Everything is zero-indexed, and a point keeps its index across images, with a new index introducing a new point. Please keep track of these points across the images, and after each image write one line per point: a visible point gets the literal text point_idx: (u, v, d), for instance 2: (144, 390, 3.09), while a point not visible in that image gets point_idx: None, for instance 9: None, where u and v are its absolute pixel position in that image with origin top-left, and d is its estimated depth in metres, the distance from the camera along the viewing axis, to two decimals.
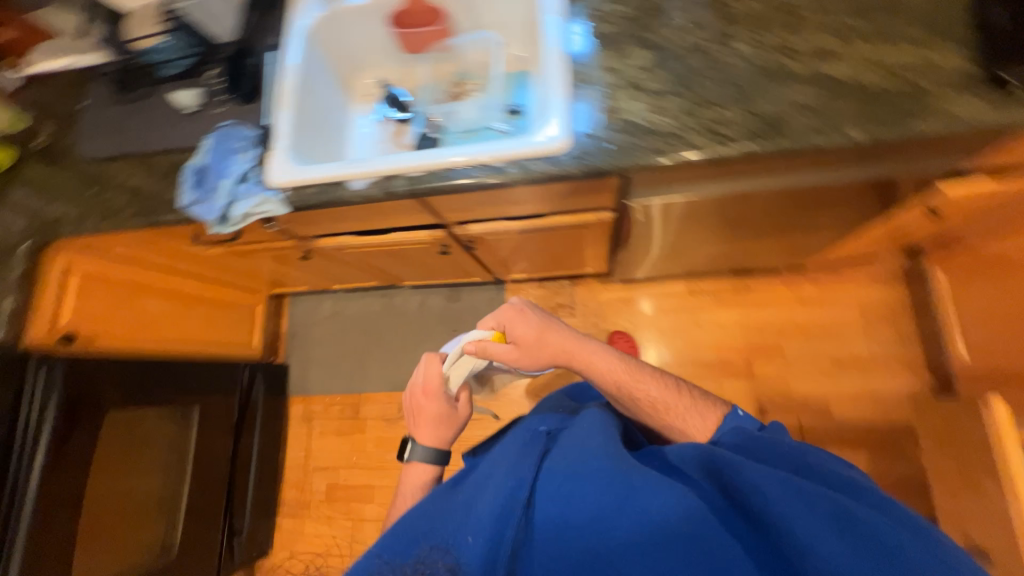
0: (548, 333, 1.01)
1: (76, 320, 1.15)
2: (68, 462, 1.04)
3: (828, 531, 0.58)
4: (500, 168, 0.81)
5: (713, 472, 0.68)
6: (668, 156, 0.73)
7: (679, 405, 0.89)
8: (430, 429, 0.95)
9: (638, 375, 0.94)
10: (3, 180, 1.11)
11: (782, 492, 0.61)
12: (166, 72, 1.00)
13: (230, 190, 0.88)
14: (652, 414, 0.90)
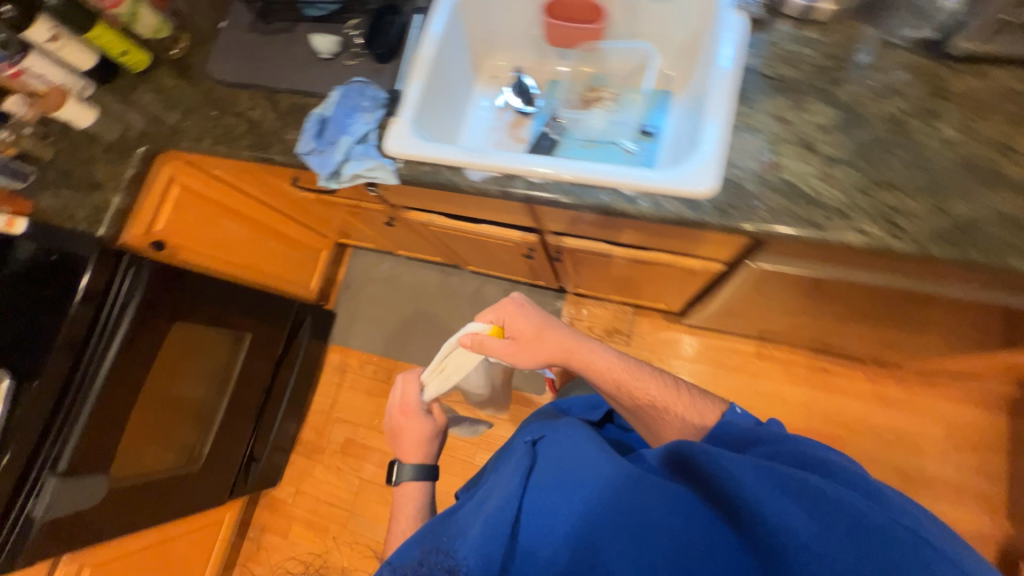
0: (547, 330, 0.92)
1: (168, 229, 1.19)
2: (134, 361, 1.09)
3: (804, 515, 0.52)
4: (629, 197, 0.74)
5: (682, 466, 0.63)
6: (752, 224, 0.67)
7: (678, 405, 0.82)
8: (415, 452, 0.96)
9: (637, 374, 0.87)
10: (137, 80, 1.14)
11: (754, 480, 0.56)
12: (309, 12, 0.99)
13: (348, 149, 0.86)
14: (653, 415, 0.83)
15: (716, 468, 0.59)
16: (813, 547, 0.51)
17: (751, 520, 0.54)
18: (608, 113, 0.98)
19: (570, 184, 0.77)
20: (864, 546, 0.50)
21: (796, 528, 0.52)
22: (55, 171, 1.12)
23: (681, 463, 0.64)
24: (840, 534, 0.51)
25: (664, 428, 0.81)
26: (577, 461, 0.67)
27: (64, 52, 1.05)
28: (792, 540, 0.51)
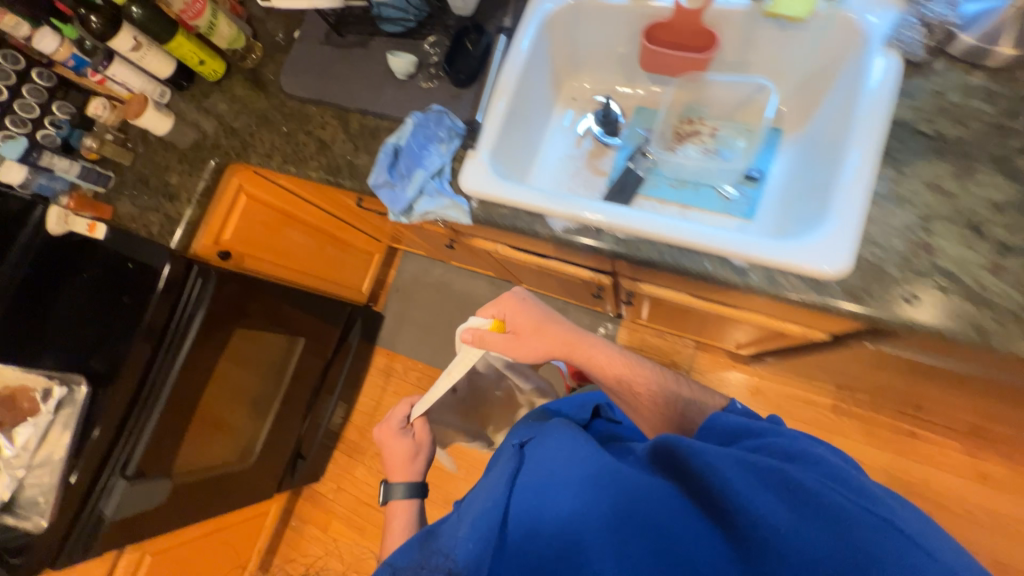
0: (550, 324, 0.87)
1: (234, 238, 1.20)
2: (196, 369, 1.11)
3: (782, 507, 0.50)
4: (737, 266, 0.65)
5: (668, 461, 0.58)
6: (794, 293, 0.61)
7: (682, 398, 0.82)
8: (399, 470, 0.94)
9: (639, 367, 0.84)
10: (212, 88, 1.14)
11: (738, 475, 0.53)
12: (386, 27, 0.94)
13: (422, 184, 0.81)
14: (656, 409, 0.81)
15: (700, 463, 0.54)
16: (794, 542, 0.48)
17: (737, 518, 0.50)
18: (704, 152, 0.87)
19: (663, 245, 0.69)
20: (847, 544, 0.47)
21: (776, 521, 0.49)
22: (133, 176, 1.15)
23: (665, 457, 0.59)
24: (819, 528, 0.48)
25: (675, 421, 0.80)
26: (565, 456, 0.62)
27: (148, 59, 1.06)
28: (772, 535, 0.48)
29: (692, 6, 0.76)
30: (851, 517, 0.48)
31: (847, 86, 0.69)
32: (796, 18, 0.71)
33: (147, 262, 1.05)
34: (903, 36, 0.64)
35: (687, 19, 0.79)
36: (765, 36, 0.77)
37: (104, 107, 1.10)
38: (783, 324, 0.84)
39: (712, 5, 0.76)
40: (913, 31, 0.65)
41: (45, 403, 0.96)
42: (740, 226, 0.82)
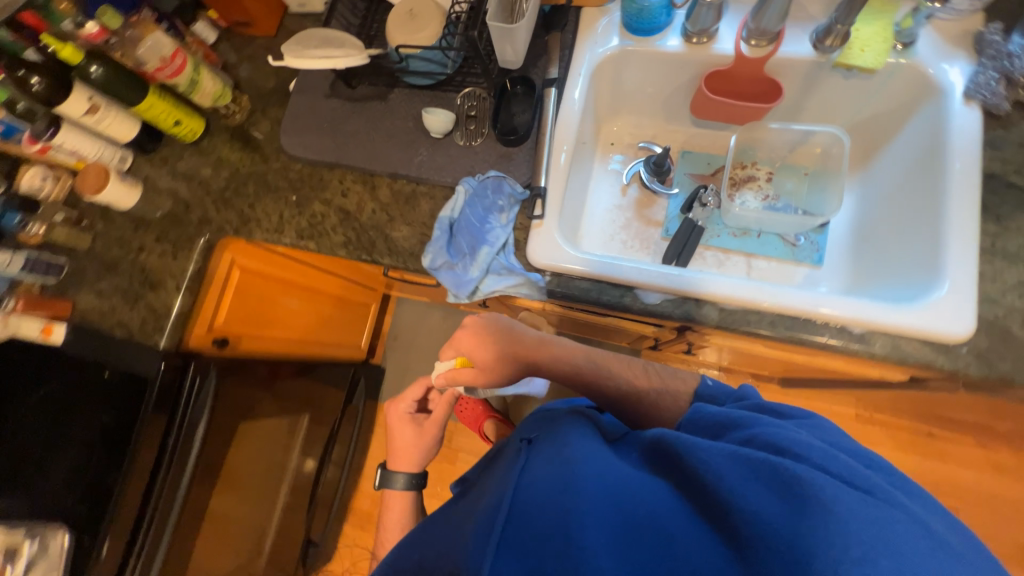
0: (516, 341, 0.76)
1: (228, 320, 1.02)
2: (201, 480, 0.95)
3: (784, 505, 0.42)
4: (856, 335, 0.62)
5: (662, 457, 0.50)
6: (840, 337, 0.62)
7: (655, 391, 0.71)
8: (400, 454, 0.96)
9: (613, 368, 0.75)
10: (186, 151, 0.96)
11: (734, 471, 0.44)
12: (413, 79, 0.83)
13: (490, 261, 0.71)
14: (625, 407, 0.72)
15: (693, 460, 0.46)
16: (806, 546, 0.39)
17: (735, 518, 0.42)
18: (763, 199, 0.85)
19: (769, 314, 0.65)
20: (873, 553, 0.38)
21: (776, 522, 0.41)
22: (96, 261, 0.94)
23: (657, 451, 0.50)
24: (836, 531, 0.39)
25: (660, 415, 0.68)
26: (556, 443, 0.52)
27: (107, 123, 0.88)
28: (768, 534, 0.40)
29: (755, 55, 0.73)
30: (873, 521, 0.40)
31: (924, 135, 0.68)
32: (868, 67, 0.69)
33: (133, 369, 0.86)
34: (983, 87, 0.63)
35: (748, 70, 0.76)
36: (827, 84, 0.75)
37: (42, 176, 0.88)
38: (862, 370, 0.83)
39: (776, 54, 0.73)
40: (996, 84, 0.63)
41: (11, 565, 0.73)
42: (809, 274, 0.81)
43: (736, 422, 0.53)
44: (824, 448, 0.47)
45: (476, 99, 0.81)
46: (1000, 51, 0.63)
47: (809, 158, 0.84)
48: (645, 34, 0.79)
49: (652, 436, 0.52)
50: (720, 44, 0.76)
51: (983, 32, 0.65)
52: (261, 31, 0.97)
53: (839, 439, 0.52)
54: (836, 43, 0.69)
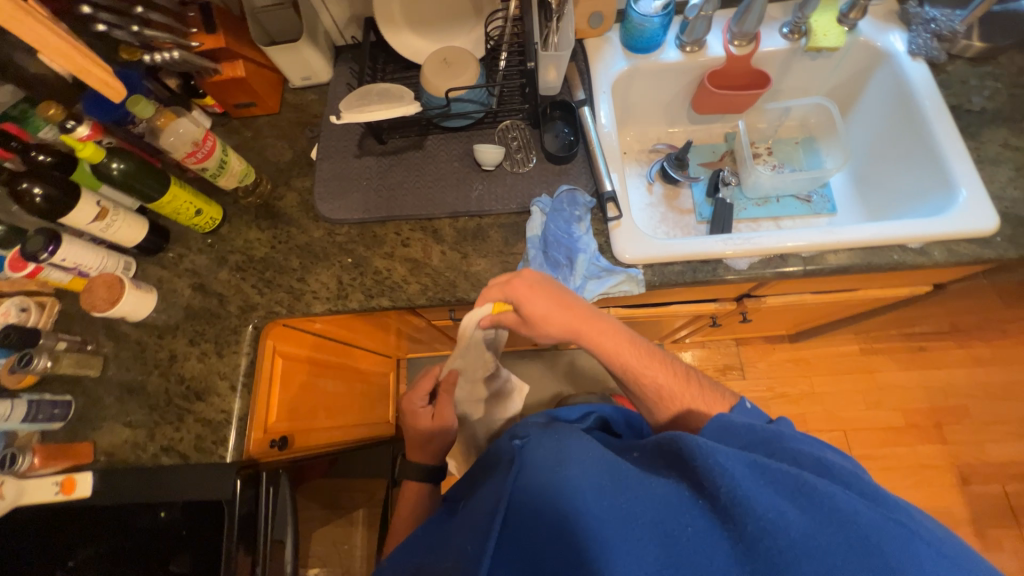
0: (565, 307, 0.69)
1: (280, 416, 0.90)
2: None
3: (796, 509, 0.44)
4: (918, 250, 0.73)
5: (674, 458, 0.51)
6: (911, 255, 0.72)
7: (688, 401, 0.65)
8: (417, 446, 0.90)
9: (653, 365, 0.68)
10: (203, 243, 0.88)
11: (750, 477, 0.46)
12: (450, 122, 0.86)
13: (587, 267, 0.75)
14: (656, 406, 0.68)
15: (713, 468, 0.46)
16: (807, 548, 0.42)
17: (746, 519, 0.44)
18: (772, 168, 0.98)
19: (844, 250, 0.74)
20: (860, 552, 0.42)
21: (793, 529, 0.43)
22: (114, 388, 0.80)
23: (666, 454, 0.52)
24: (831, 530, 0.43)
25: (673, 420, 0.66)
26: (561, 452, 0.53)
27: (116, 228, 0.78)
28: (785, 541, 0.43)
29: (742, 53, 0.87)
30: (869, 527, 0.43)
31: (890, 91, 0.85)
32: (833, 46, 0.85)
33: (203, 496, 0.71)
34: (920, 48, 0.81)
35: (738, 65, 0.89)
36: (799, 66, 0.91)
37: (19, 308, 0.78)
38: (898, 290, 0.95)
39: (758, 50, 0.88)
40: (931, 42, 0.81)
41: None
42: (829, 221, 0.94)
43: (738, 427, 0.54)
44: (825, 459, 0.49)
45: (516, 130, 0.86)
46: (924, 19, 0.82)
47: (805, 125, 0.99)
48: (646, 52, 0.89)
49: (658, 440, 0.53)
50: (711, 49, 0.88)
51: (906, 8, 0.84)
52: (263, 110, 0.95)
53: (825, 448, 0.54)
54: (858, 15, 0.83)
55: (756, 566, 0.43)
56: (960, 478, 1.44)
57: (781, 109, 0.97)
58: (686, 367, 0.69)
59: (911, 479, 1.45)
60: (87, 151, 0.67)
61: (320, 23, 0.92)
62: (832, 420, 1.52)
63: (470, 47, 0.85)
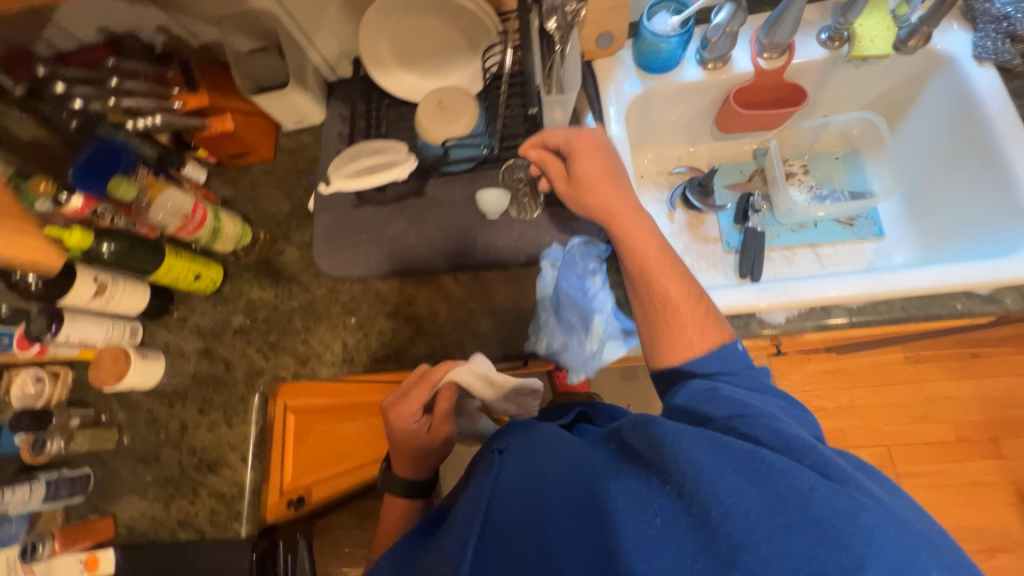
0: (612, 182, 0.63)
1: (296, 472, 0.89)
2: None
3: (757, 491, 0.37)
4: (988, 297, 0.63)
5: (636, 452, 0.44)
6: (979, 307, 0.63)
7: (687, 319, 0.57)
8: (403, 456, 0.71)
9: (665, 272, 0.59)
10: (207, 303, 0.86)
11: (713, 462, 0.39)
12: (450, 167, 0.80)
13: (605, 329, 0.69)
14: (652, 314, 0.59)
15: (677, 455, 0.40)
16: (771, 534, 0.35)
17: (709, 504, 0.37)
18: (809, 190, 0.89)
19: (897, 300, 0.65)
20: (827, 539, 0.34)
21: (754, 511, 0.36)
22: (129, 459, 0.80)
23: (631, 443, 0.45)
24: (792, 512, 0.36)
25: (660, 338, 0.58)
26: (536, 450, 0.49)
27: (117, 299, 0.76)
28: (747, 528, 0.35)
29: (772, 66, 0.77)
30: (831, 506, 0.35)
31: (949, 100, 0.74)
32: (881, 53, 0.74)
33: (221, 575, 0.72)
34: (988, 49, 0.69)
35: (771, 79, 0.79)
36: (841, 76, 0.80)
37: (34, 378, 0.77)
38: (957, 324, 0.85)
39: (792, 61, 0.77)
40: (1003, 44, 0.69)
41: None
42: (877, 247, 0.85)
43: (718, 396, 0.49)
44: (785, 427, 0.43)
45: (522, 171, 0.79)
46: (995, 15, 0.69)
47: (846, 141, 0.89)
48: (662, 71, 0.80)
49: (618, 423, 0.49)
50: (737, 64, 0.78)
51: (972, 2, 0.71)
52: (257, 157, 0.91)
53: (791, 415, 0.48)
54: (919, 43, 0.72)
55: (720, 559, 0.35)
56: (1018, 496, 1.34)
57: (820, 126, 0.87)
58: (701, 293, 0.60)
59: (962, 499, 1.35)
60: (75, 238, 0.65)
61: (308, 63, 0.86)
62: (873, 435, 1.42)
63: (466, 83, 0.78)
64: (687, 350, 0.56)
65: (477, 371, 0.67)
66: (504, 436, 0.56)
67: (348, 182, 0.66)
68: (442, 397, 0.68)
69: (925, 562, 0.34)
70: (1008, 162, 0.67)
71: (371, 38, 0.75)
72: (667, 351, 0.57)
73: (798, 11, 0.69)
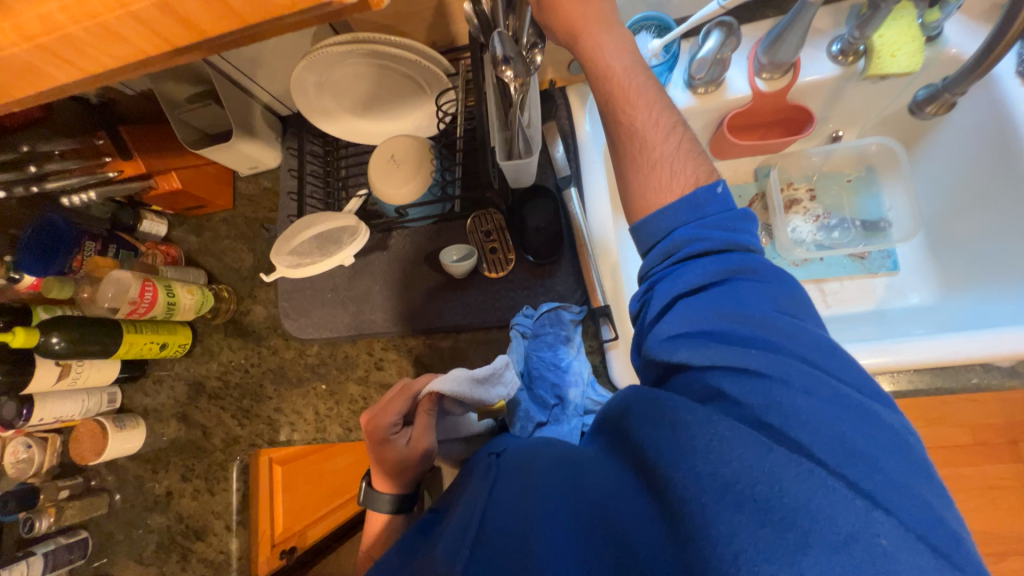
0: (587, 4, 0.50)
1: (287, 523, 0.91)
2: None
3: (714, 466, 0.36)
4: (1007, 368, 0.57)
5: (620, 433, 0.44)
6: (991, 382, 0.57)
7: (657, 155, 0.48)
8: (380, 468, 0.59)
9: (639, 95, 0.49)
10: (178, 367, 0.83)
11: (677, 441, 0.38)
12: (412, 222, 0.73)
13: (582, 401, 0.65)
14: (622, 156, 0.50)
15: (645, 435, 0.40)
16: (722, 513, 0.34)
17: (667, 489, 0.37)
18: (816, 220, 0.80)
19: (904, 372, 0.59)
20: (776, 524, 0.32)
21: (706, 493, 0.35)
22: (122, 523, 0.82)
23: (616, 426, 0.45)
24: (742, 492, 0.34)
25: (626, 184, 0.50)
26: (528, 452, 0.47)
27: (86, 376, 0.74)
28: (697, 509, 0.35)
29: (773, 88, 0.66)
30: (791, 489, 0.33)
31: (980, 116, 0.63)
32: (903, 71, 0.62)
33: None
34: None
35: (775, 101, 0.68)
36: (856, 92, 0.69)
37: (25, 445, 0.77)
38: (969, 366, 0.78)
39: (797, 81, 0.66)
40: None
41: None
42: (889, 282, 0.76)
43: (704, 300, 0.43)
44: (766, 371, 0.38)
45: (490, 222, 0.72)
46: None
47: (859, 161, 0.79)
48: None
49: (612, 401, 0.48)
50: (733, 86, 0.68)
51: None
52: (216, 207, 0.85)
53: (794, 330, 0.40)
54: (939, 111, 0.67)
55: (678, 542, 0.35)
56: None
57: (827, 152, 0.78)
58: (681, 123, 0.49)
59: (974, 503, 1.29)
60: (20, 338, 0.64)
61: (254, 104, 0.78)
62: None
63: (423, 128, 0.73)
64: (655, 198, 0.48)
65: (461, 376, 0.55)
66: (503, 443, 0.54)
67: (286, 267, 0.63)
68: (423, 409, 0.57)
69: (878, 525, 0.32)
70: (1005, 108, 0.60)
71: (315, 88, 0.67)
72: (634, 201, 0.50)
73: (803, 28, 0.58)
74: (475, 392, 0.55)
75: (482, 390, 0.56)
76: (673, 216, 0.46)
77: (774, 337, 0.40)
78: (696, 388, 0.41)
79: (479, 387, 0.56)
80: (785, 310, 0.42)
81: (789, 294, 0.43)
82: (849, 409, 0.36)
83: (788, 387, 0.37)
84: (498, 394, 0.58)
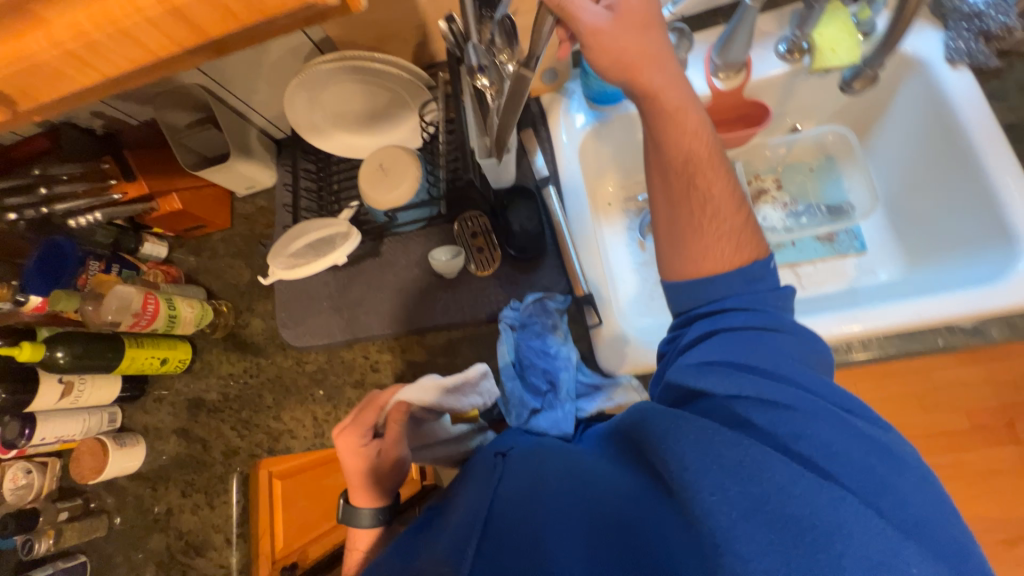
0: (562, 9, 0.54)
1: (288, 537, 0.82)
2: None
3: (742, 486, 0.37)
4: (972, 330, 0.60)
5: (639, 448, 0.46)
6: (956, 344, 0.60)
7: (726, 228, 0.49)
8: (357, 481, 0.59)
9: (714, 169, 0.50)
10: (177, 384, 0.85)
11: (706, 457, 0.39)
12: (401, 227, 0.78)
13: (572, 386, 0.67)
14: (683, 221, 0.50)
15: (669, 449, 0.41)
16: (753, 532, 0.35)
17: (689, 500, 0.38)
18: (784, 208, 0.85)
19: (874, 337, 0.62)
20: (807, 542, 0.34)
21: (733, 510, 0.36)
22: (121, 544, 0.82)
23: (634, 441, 0.46)
24: (776, 515, 0.35)
25: (684, 250, 0.50)
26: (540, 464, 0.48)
27: (87, 395, 0.76)
28: (726, 525, 0.36)
29: (729, 86, 0.72)
30: (821, 509, 0.35)
31: (924, 110, 0.69)
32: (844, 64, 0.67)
33: None
34: (960, 52, 0.64)
35: (733, 97, 0.74)
36: (806, 86, 0.75)
37: (25, 471, 0.77)
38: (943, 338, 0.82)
39: (750, 78, 0.72)
40: (975, 44, 0.64)
41: None
42: (858, 262, 0.80)
43: (733, 338, 0.46)
44: (792, 405, 0.41)
45: (477, 223, 0.76)
46: (965, 13, 0.65)
47: (817, 151, 0.85)
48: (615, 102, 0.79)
49: (627, 418, 0.49)
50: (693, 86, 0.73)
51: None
52: (215, 227, 0.89)
53: (817, 378, 0.44)
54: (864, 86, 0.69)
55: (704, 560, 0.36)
56: None
57: (787, 143, 0.83)
58: (745, 201, 0.52)
59: (976, 490, 1.26)
60: (26, 353, 0.66)
61: (250, 128, 0.83)
62: None
63: (409, 140, 0.78)
64: (711, 264, 0.50)
65: (434, 383, 0.60)
66: (506, 442, 0.56)
67: (282, 270, 0.67)
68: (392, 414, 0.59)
69: (908, 555, 0.33)
70: (942, 94, 0.66)
71: (306, 105, 0.72)
72: (691, 261, 0.50)
73: (747, 31, 0.64)
74: (445, 399, 0.60)
75: (453, 399, 0.61)
76: (723, 277, 0.49)
77: (806, 381, 0.43)
78: (720, 412, 0.43)
79: (450, 394, 0.61)
80: (809, 360, 0.46)
81: (812, 349, 0.47)
82: (878, 449, 0.38)
83: (818, 422, 0.40)
84: (470, 402, 0.63)
